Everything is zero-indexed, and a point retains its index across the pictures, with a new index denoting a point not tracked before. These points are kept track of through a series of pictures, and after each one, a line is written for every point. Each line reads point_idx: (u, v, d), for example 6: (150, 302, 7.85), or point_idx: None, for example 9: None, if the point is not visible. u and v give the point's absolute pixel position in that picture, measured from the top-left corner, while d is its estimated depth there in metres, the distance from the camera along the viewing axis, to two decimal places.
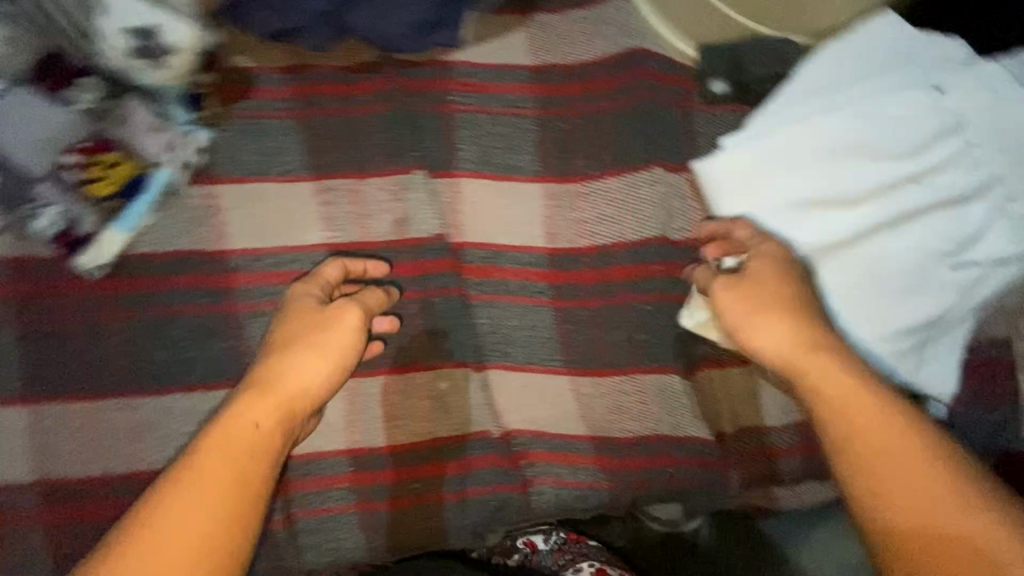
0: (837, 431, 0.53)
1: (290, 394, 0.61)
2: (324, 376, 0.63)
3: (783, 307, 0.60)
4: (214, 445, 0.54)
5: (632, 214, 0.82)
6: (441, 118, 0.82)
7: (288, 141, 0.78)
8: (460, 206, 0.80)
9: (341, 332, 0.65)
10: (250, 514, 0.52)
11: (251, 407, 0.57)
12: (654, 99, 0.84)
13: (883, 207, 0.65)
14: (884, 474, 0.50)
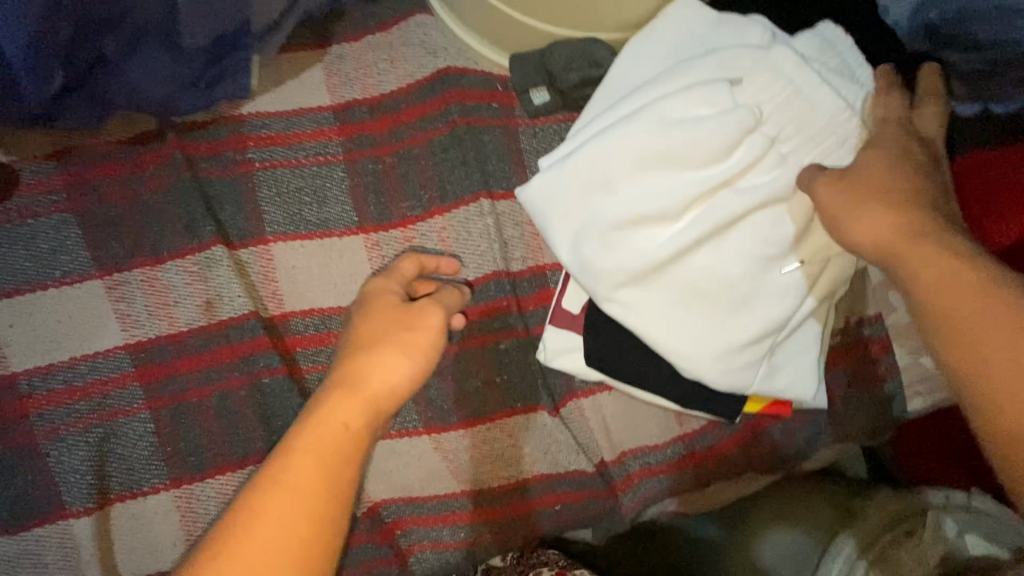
0: (960, 330, 0.47)
1: (380, 390, 0.53)
2: (408, 380, 0.55)
3: (885, 211, 0.53)
4: (295, 458, 0.46)
5: (466, 251, 0.75)
6: (238, 181, 0.74)
7: (64, 238, 0.70)
8: (274, 274, 0.73)
9: (426, 330, 0.57)
10: (334, 528, 0.45)
11: (339, 407, 0.50)
12: (471, 119, 0.77)
13: (705, 218, 0.61)
14: (997, 368, 0.45)
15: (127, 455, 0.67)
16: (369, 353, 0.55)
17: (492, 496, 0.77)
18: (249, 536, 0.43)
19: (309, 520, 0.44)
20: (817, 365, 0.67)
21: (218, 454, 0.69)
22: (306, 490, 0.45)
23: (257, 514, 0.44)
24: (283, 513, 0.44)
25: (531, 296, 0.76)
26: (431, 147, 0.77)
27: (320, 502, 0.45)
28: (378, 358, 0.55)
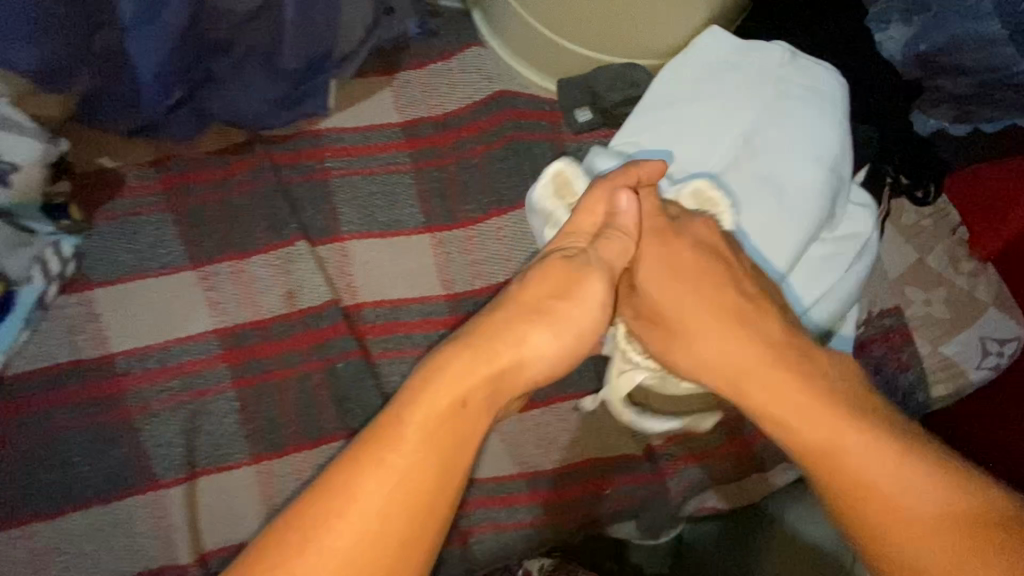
0: (782, 441, 0.49)
1: (507, 365, 0.49)
2: (556, 355, 0.52)
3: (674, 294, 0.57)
4: (418, 429, 0.44)
5: (522, 249, 0.83)
6: (318, 187, 0.83)
7: (163, 234, 0.78)
8: (350, 268, 0.80)
9: (582, 307, 0.53)
10: (429, 528, 0.43)
11: (463, 371, 0.47)
12: (523, 135, 0.87)
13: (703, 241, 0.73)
14: (851, 489, 0.45)
15: (215, 430, 0.72)
16: (516, 322, 0.51)
17: (546, 479, 0.82)
18: (357, 507, 0.41)
19: (422, 503, 0.42)
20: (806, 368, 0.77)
21: (296, 432, 0.74)
22: (414, 466, 0.43)
23: (348, 494, 0.41)
24: (377, 499, 0.41)
25: None
26: (488, 159, 0.86)
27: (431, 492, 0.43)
28: (519, 331, 0.51)
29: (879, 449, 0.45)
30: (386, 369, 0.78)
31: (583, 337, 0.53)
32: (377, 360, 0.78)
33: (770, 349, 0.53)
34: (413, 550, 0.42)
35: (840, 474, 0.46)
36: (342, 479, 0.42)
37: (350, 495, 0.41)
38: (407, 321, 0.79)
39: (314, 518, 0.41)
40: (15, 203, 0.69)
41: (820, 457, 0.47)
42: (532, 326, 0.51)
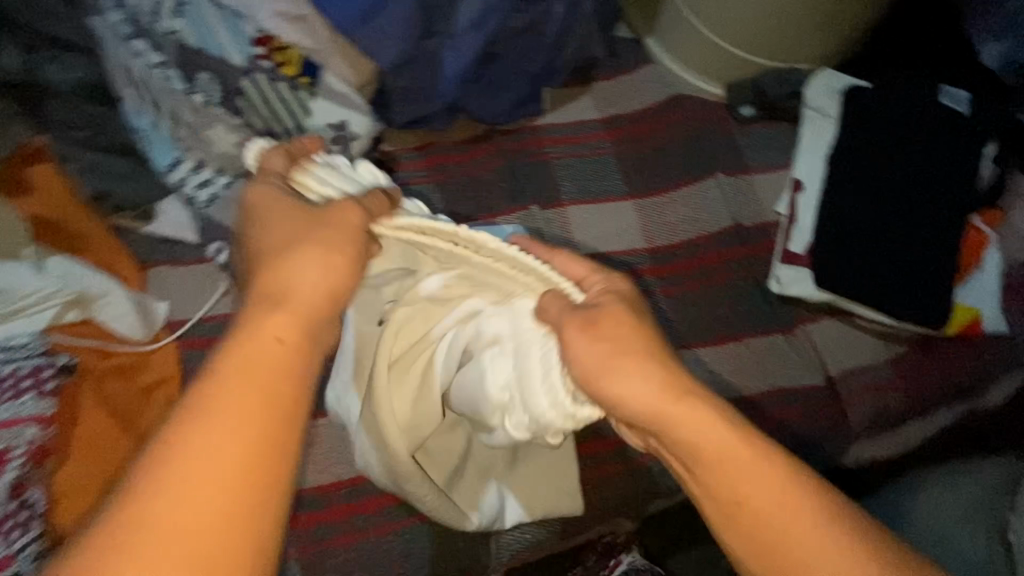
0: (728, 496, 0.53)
1: (262, 359, 0.46)
2: (321, 276, 0.52)
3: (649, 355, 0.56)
4: (205, 415, 0.42)
5: (707, 212, 1.01)
6: (541, 166, 1.04)
7: (429, 200, 0.99)
8: (572, 226, 1.00)
9: (305, 263, 0.53)
10: (251, 501, 0.41)
11: (273, 325, 0.48)
12: (698, 126, 1.08)
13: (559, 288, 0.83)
14: (762, 522, 0.52)
15: None
16: (269, 269, 0.53)
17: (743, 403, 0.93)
18: (176, 479, 0.40)
19: (250, 467, 0.42)
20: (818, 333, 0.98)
21: None
22: (241, 449, 0.42)
23: (189, 444, 0.41)
24: (210, 469, 0.40)
25: (756, 244, 1.01)
26: (671, 144, 1.06)
27: (259, 466, 0.42)
28: (286, 262, 0.53)
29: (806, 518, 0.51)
30: None
31: (343, 280, 0.54)
32: None
33: (733, 439, 0.53)
34: (277, 502, 0.42)
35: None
36: (178, 421, 0.42)
37: (162, 467, 0.40)
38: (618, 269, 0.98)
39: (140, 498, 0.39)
40: None
41: (748, 509, 0.52)
42: (279, 263, 0.52)
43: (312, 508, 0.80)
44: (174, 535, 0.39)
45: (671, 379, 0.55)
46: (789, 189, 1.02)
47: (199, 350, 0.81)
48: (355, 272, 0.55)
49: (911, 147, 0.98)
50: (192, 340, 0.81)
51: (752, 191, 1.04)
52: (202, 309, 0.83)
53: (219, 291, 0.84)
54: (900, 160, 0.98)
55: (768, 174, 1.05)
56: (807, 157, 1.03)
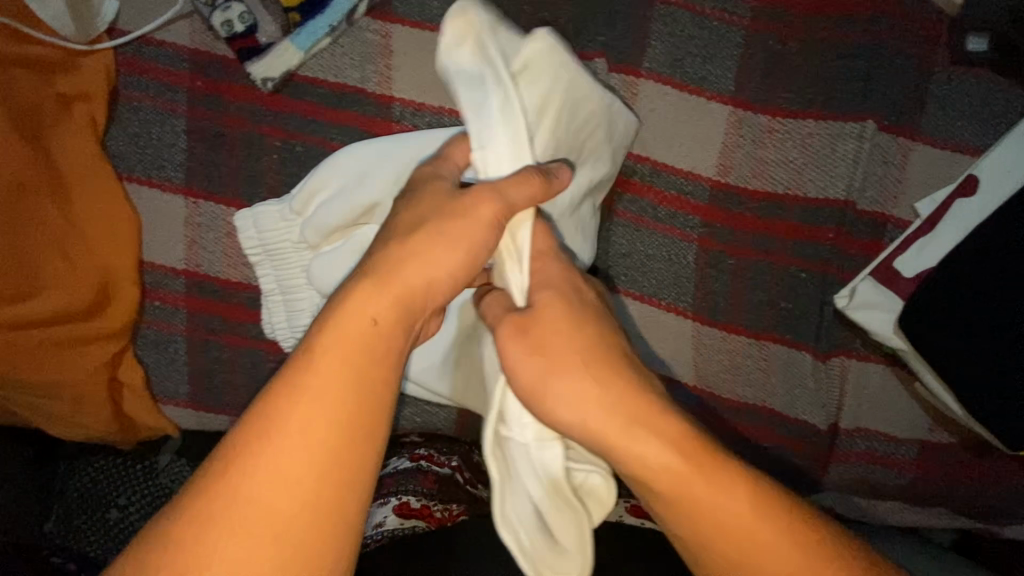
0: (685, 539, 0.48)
1: (75, 377, 0.66)
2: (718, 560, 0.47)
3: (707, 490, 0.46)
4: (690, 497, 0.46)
5: (822, 168, 0.72)
6: (639, 6, 0.73)
7: None
8: (640, 110, 0.73)
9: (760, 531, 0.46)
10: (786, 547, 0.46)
11: (368, 300, 0.45)
12: (886, 39, 0.72)
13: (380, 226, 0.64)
14: (727, 523, 0.46)
15: None
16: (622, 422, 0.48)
17: (714, 338, 0.76)
18: (274, 476, 0.39)
19: (330, 471, 0.40)
20: (871, 395, 0.77)
21: None
22: (76, 384, 0.66)
23: (717, 529, 0.46)
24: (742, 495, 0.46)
25: (856, 239, 0.73)
26: (832, 51, 0.72)
27: (363, 390, 0.42)
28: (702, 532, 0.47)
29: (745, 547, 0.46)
30: (619, 228, 0.75)
31: (728, 525, 0.46)
32: (617, 216, 0.74)
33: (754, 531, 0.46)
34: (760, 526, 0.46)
35: (678, 508, 0.47)
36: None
37: (270, 439, 0.40)
38: (658, 190, 0.74)
39: (245, 466, 0.39)
40: None
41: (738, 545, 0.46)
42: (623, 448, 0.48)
43: (210, 298, 0.71)
44: (723, 532, 0.46)
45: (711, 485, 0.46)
46: (954, 186, 0.71)
47: (138, 76, 0.69)
48: (749, 517, 0.46)
49: None
50: (131, 62, 0.68)
51: (907, 166, 0.72)
52: (148, 26, 0.68)
53: (175, 12, 0.68)
54: None
55: (935, 151, 0.72)
56: (1010, 152, 0.69)
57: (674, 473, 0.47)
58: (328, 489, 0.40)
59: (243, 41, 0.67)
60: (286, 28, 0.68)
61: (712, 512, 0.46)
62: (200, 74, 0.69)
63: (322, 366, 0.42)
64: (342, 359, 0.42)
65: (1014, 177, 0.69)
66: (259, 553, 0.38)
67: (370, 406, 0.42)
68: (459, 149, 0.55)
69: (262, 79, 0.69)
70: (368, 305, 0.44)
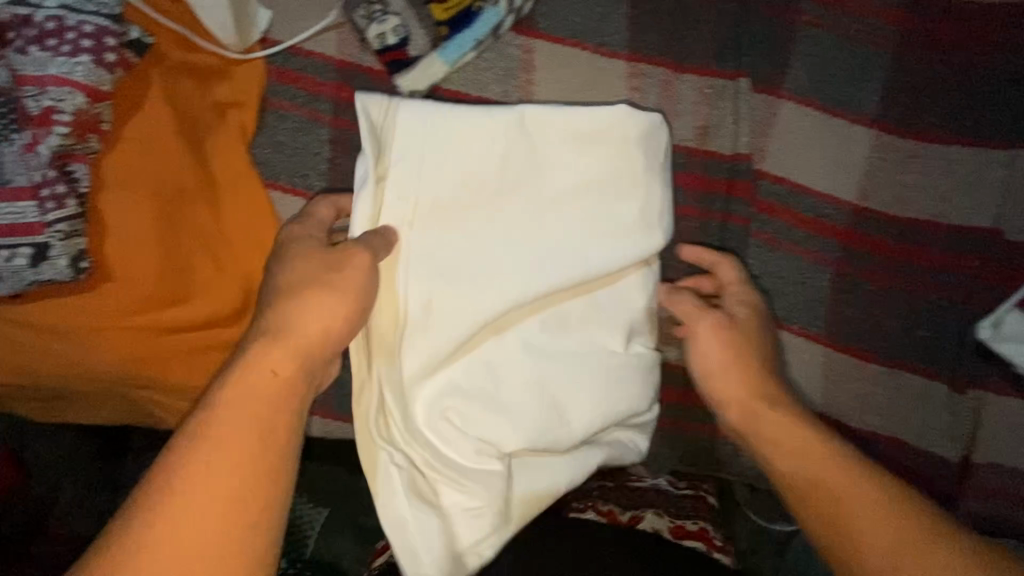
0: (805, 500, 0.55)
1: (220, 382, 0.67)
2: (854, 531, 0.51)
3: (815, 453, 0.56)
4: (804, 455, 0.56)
5: (968, 195, 0.70)
6: (782, 26, 0.72)
7: (613, 9, 0.72)
8: (781, 130, 0.72)
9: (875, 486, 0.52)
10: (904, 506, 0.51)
11: (267, 354, 0.52)
12: None
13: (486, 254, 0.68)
14: (838, 475, 0.54)
15: None
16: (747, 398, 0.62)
17: (844, 363, 0.74)
18: (186, 497, 0.45)
19: (229, 511, 0.45)
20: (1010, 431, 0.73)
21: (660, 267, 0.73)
22: None
23: (836, 483, 0.53)
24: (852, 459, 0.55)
25: (1004, 269, 0.71)
26: (986, 75, 0.70)
27: (269, 434, 0.49)
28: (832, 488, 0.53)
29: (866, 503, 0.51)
30: (755, 250, 0.73)
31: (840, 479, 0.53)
32: (753, 237, 0.73)
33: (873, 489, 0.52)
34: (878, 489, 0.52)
35: (791, 462, 0.57)
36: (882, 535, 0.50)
37: (190, 469, 0.46)
38: (796, 212, 0.72)
39: (175, 535, 0.44)
40: None
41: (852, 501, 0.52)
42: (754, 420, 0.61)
43: None
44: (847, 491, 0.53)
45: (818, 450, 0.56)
46: None
47: (286, 85, 0.69)
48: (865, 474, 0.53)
49: None
50: (280, 71, 0.69)
51: None
52: (298, 36, 0.69)
53: (326, 22, 0.68)
54: None
55: None
56: None
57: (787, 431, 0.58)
58: (238, 548, 0.45)
59: (393, 53, 0.68)
60: (435, 41, 0.68)
61: (822, 465, 0.55)
62: (346, 85, 0.70)
63: (228, 459, 0.47)
64: (231, 420, 0.48)
65: None
66: (208, 548, 0.44)
67: (274, 451, 0.49)
68: (322, 207, 0.63)
69: (407, 91, 0.69)
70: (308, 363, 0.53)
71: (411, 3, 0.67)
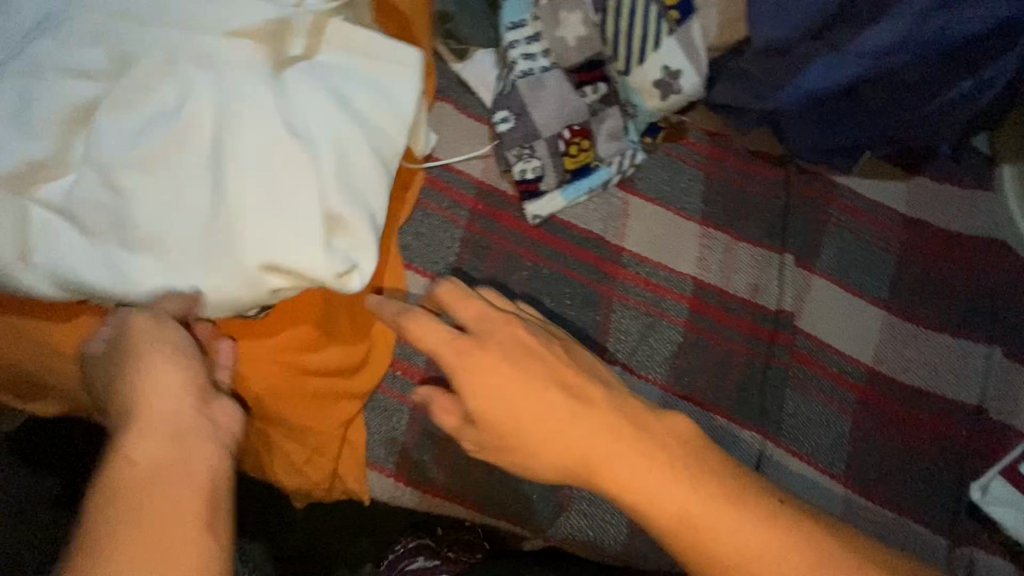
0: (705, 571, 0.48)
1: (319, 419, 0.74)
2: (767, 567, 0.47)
3: (678, 475, 0.49)
4: (693, 492, 0.49)
5: (954, 375, 0.88)
6: (815, 222, 0.95)
7: (692, 187, 0.95)
8: (811, 298, 0.91)
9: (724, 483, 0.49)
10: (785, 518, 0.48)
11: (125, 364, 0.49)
12: (1001, 288, 0.94)
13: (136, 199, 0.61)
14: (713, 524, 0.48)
15: (654, 346, 0.86)
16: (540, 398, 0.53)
17: (862, 505, 0.84)
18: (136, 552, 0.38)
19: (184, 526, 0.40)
20: None
21: (710, 390, 0.86)
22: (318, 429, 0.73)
23: (719, 534, 0.48)
24: (676, 462, 0.50)
25: (988, 441, 0.87)
26: (962, 285, 0.93)
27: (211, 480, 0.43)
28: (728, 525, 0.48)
29: (759, 539, 0.47)
30: (791, 391, 0.87)
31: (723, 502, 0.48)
32: (791, 380, 0.87)
33: (703, 494, 0.49)
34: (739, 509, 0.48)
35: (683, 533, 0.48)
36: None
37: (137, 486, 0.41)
38: (826, 366, 0.88)
39: None
40: (643, 112, 0.89)
41: (697, 538, 0.48)
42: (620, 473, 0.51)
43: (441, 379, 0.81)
44: (742, 541, 0.47)
45: (628, 433, 0.52)
46: None
47: (436, 190, 0.86)
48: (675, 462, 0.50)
49: None
50: (433, 179, 0.86)
51: None
52: (455, 157, 0.87)
53: (479, 153, 0.88)
54: None
55: None
56: None
57: (644, 459, 0.51)
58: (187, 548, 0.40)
59: (527, 186, 0.86)
60: (561, 182, 0.87)
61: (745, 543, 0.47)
62: (482, 200, 0.87)
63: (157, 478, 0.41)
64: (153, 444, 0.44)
65: None
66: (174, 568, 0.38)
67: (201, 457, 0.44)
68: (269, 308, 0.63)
69: (532, 215, 0.86)
70: (219, 411, 0.48)
71: (553, 154, 0.86)
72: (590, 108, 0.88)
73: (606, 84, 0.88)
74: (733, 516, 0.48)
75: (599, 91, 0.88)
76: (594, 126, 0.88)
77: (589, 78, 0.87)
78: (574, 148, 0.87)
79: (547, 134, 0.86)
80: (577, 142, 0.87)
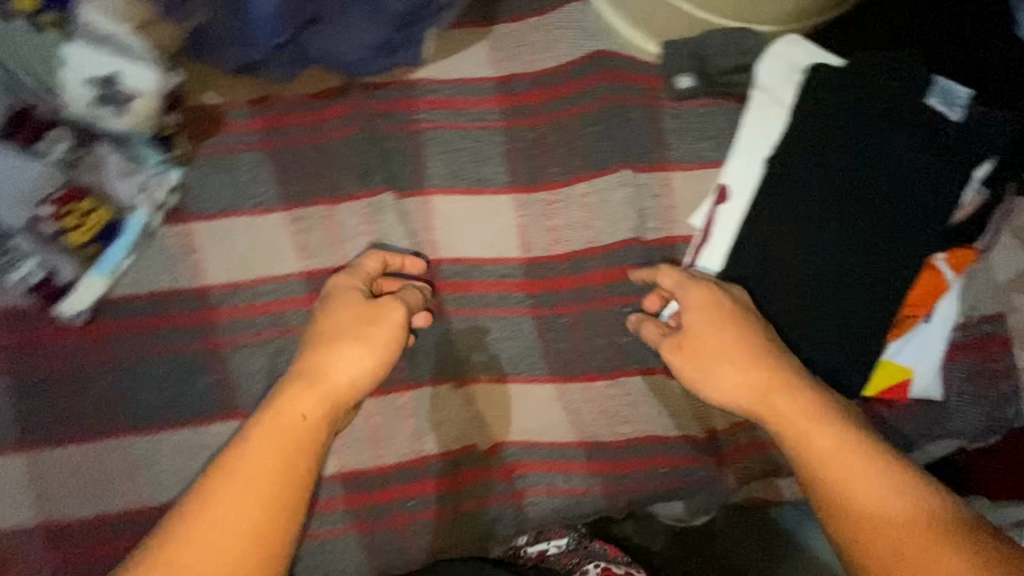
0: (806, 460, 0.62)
1: None
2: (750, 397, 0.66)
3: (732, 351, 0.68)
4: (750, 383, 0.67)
5: (605, 218, 0.82)
6: (407, 137, 0.82)
7: (258, 173, 0.79)
8: (434, 222, 0.81)
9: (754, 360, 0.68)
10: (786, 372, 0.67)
11: (298, 401, 0.62)
12: (620, 100, 0.84)
13: None
14: (781, 411, 0.65)
15: (293, 369, 0.76)
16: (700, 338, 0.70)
17: (575, 391, 0.81)
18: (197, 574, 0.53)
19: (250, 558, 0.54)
20: None
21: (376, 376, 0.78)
22: None
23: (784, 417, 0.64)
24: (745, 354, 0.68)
25: (663, 264, 0.82)
26: (580, 121, 0.83)
27: (287, 475, 0.58)
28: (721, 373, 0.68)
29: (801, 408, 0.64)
30: (457, 326, 0.81)
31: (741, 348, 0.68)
32: (450, 317, 0.81)
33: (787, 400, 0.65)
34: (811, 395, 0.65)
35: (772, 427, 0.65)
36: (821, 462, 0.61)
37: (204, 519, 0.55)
38: (481, 282, 0.81)
39: None
40: (132, 130, 0.71)
41: (790, 428, 0.64)
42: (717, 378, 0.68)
43: (81, 540, 0.71)
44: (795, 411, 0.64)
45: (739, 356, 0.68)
46: (711, 198, 0.81)
47: None
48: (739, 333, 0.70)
49: (847, 191, 0.75)
50: None
51: (673, 192, 0.83)
52: None
53: None
54: (841, 200, 0.75)
55: (690, 174, 0.82)
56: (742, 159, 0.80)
57: (728, 354, 0.69)
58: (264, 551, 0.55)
59: (45, 288, 0.71)
60: (84, 262, 0.72)
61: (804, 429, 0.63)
62: (14, 330, 0.72)
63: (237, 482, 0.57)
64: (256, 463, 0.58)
65: (748, 176, 0.80)
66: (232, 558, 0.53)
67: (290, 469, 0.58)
68: None
69: (72, 314, 0.72)
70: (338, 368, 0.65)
71: (47, 242, 0.68)
72: (63, 164, 0.68)
73: (62, 124, 0.68)
74: (779, 390, 0.66)
75: (62, 137, 0.68)
76: (84, 178, 0.69)
77: (32, 131, 0.66)
78: (72, 220, 0.69)
79: (22, 224, 0.67)
80: (70, 210, 0.69)
